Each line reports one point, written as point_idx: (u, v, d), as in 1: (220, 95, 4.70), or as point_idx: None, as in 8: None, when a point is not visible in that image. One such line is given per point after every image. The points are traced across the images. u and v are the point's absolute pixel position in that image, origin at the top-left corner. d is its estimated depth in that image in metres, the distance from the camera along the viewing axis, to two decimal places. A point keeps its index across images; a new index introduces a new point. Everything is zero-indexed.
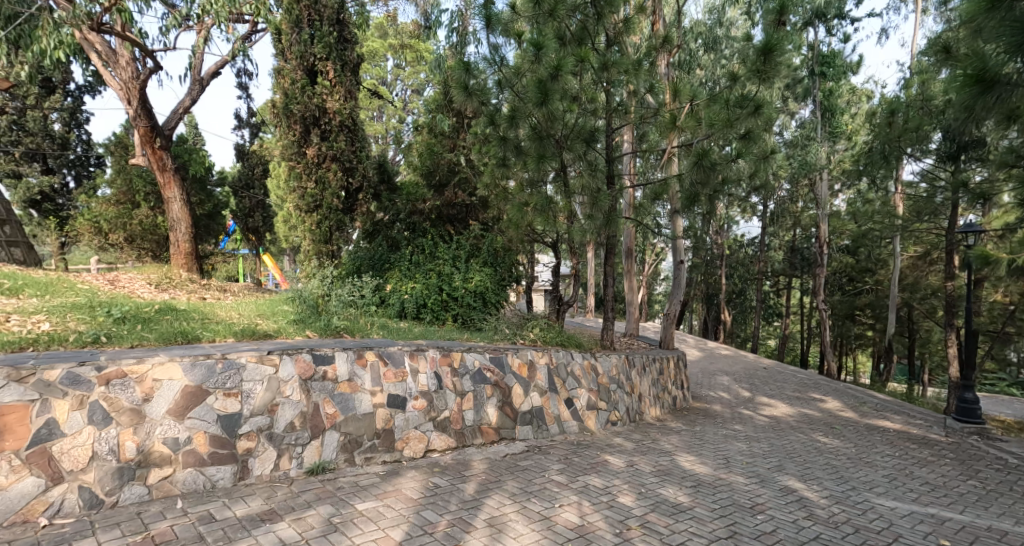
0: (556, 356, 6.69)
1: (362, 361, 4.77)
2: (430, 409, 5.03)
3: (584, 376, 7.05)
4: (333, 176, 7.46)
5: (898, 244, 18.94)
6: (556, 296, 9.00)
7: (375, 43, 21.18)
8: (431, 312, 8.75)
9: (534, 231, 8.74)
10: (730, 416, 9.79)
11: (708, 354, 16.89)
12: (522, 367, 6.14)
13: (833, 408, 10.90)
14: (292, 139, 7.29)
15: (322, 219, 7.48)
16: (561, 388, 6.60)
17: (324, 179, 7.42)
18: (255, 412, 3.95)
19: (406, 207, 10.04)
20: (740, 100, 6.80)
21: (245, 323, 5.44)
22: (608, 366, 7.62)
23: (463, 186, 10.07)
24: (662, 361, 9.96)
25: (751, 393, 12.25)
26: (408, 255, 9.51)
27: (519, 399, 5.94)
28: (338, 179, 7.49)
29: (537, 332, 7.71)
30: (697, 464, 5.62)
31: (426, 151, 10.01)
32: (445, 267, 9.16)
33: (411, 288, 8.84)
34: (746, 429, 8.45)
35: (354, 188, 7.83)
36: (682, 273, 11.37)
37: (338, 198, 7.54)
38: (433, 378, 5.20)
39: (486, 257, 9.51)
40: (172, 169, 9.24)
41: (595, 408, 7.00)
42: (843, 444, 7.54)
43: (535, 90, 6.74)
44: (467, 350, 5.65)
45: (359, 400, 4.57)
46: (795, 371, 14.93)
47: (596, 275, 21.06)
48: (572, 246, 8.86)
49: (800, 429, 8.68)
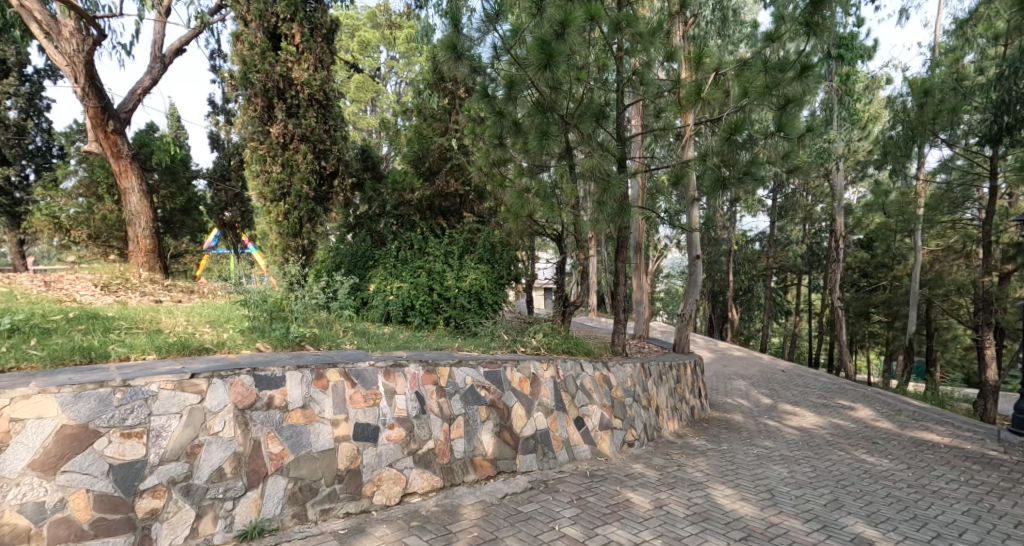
0: (563, 368, 5.73)
1: (322, 382, 3.76)
2: (409, 440, 4.05)
3: (595, 390, 6.07)
4: (303, 159, 6.44)
5: (919, 238, 17.99)
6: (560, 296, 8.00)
7: (367, 33, 20.27)
8: (420, 315, 7.83)
9: (536, 222, 7.74)
10: (755, 428, 8.81)
11: (720, 354, 15.93)
12: (523, 382, 5.17)
13: (866, 417, 9.98)
14: (254, 116, 6.31)
15: (290, 209, 6.47)
16: (570, 405, 5.61)
17: (291, 163, 6.41)
18: (167, 458, 2.95)
19: (393, 198, 9.02)
20: (781, 62, 5.89)
21: (183, 333, 4.41)
22: (621, 377, 6.63)
23: (455, 173, 9.09)
24: (679, 367, 9.00)
25: (773, 399, 11.31)
26: (394, 251, 8.52)
27: (521, 421, 4.95)
28: (308, 162, 6.48)
29: (540, 338, 6.72)
30: (738, 502, 4.64)
31: (415, 135, 9.07)
32: (435, 264, 8.21)
33: (398, 288, 7.92)
34: (779, 446, 7.48)
35: (328, 175, 6.84)
36: (698, 270, 10.36)
37: (309, 185, 6.53)
38: (415, 401, 4.22)
39: (483, 253, 8.55)
40: (128, 156, 8.19)
41: (610, 427, 6.01)
42: (896, 468, 6.58)
43: (537, 52, 5.67)
44: (457, 364, 4.68)
45: (316, 433, 3.56)
46: (815, 373, 13.96)
47: (599, 273, 20.07)
48: (580, 240, 7.86)
49: (839, 446, 7.70)
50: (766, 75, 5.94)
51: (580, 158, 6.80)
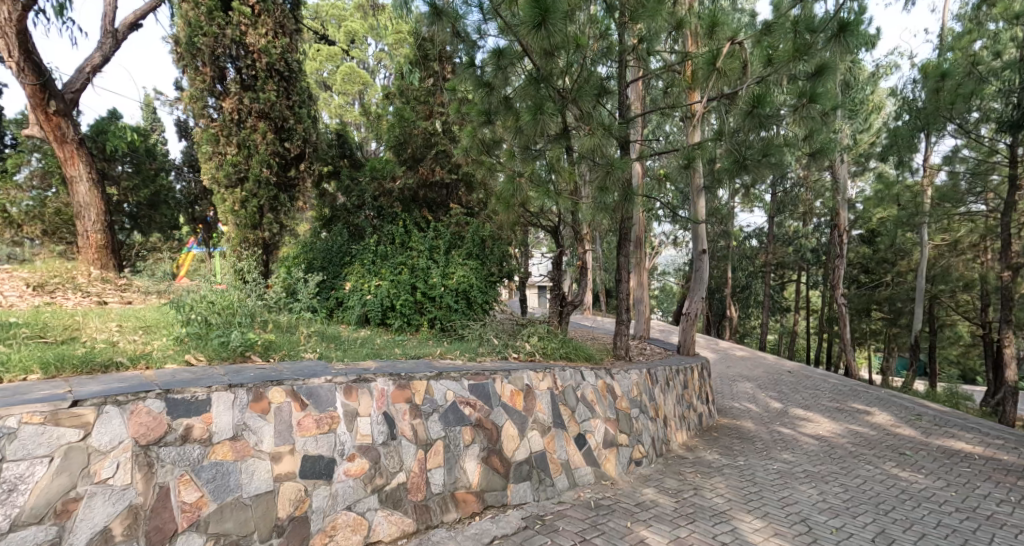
0: (561, 377, 5.00)
1: (262, 405, 2.98)
2: (374, 474, 3.28)
3: (598, 402, 5.33)
4: (261, 137, 5.72)
5: (925, 232, 17.42)
6: (557, 295, 7.27)
7: (354, 24, 19.47)
8: (400, 316, 7.10)
9: (529, 213, 7.00)
10: (769, 438, 8.12)
11: (722, 354, 15.27)
12: (515, 396, 4.42)
13: (885, 424, 9.31)
14: (204, 89, 5.59)
15: (248, 197, 5.71)
16: (570, 421, 4.88)
17: (250, 143, 5.68)
18: (25, 521, 2.24)
19: (373, 187, 8.22)
20: (812, 23, 5.13)
21: (100, 343, 3.62)
22: (626, 386, 5.90)
23: (441, 160, 8.29)
24: (686, 372, 8.30)
25: (783, 404, 10.64)
26: (372, 246, 7.73)
27: (513, 443, 4.20)
28: (267, 143, 5.76)
29: (534, 342, 5.97)
30: (772, 541, 3.92)
31: (396, 118, 8.28)
32: (419, 260, 7.46)
33: (376, 287, 7.16)
34: (799, 460, 6.77)
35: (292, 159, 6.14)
36: (704, 266, 9.62)
37: (269, 168, 5.79)
38: (383, 425, 3.44)
39: (471, 248, 7.79)
40: (74, 141, 7.36)
41: (615, 445, 5.28)
42: (934, 486, 5.89)
43: (529, 8, 4.88)
44: (437, 378, 3.91)
45: (248, 473, 2.80)
46: (824, 374, 13.32)
47: (596, 270, 19.34)
48: (579, 232, 7.11)
49: (864, 459, 7.01)
50: (795, 39, 5.18)
51: (578, 136, 6.03)
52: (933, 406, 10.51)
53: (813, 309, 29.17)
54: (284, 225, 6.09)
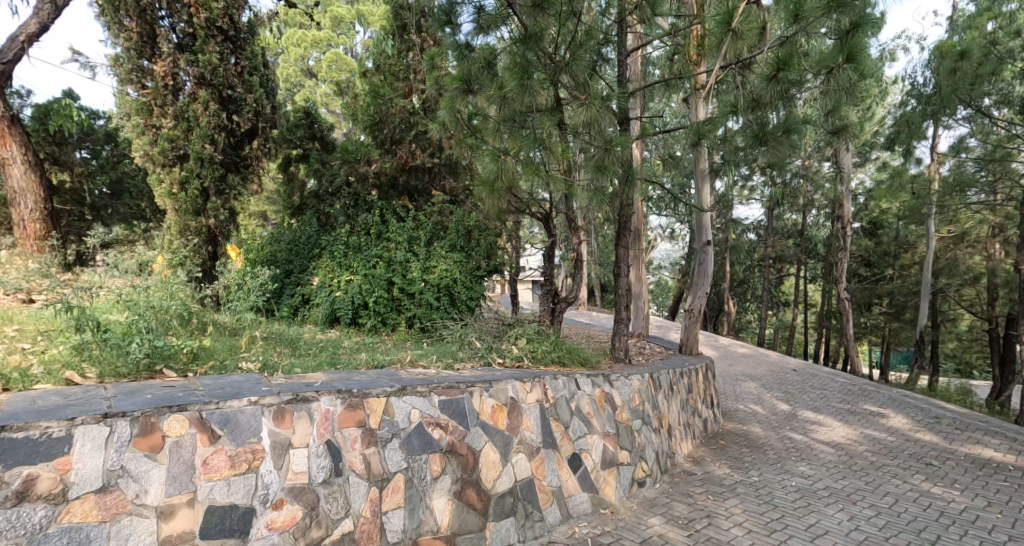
0: (552, 387, 4.31)
1: (152, 441, 2.30)
2: (308, 526, 2.60)
3: (595, 414, 4.64)
4: (201, 106, 5.31)
5: (930, 224, 16.86)
6: (549, 291, 6.47)
7: (340, 7, 18.55)
8: (374, 315, 6.42)
9: (517, 199, 6.26)
10: (781, 447, 7.47)
11: (722, 351, 14.60)
12: (498, 412, 3.71)
13: (902, 428, 8.68)
14: (128, 46, 5.15)
15: (189, 177, 5.32)
16: (563, 438, 4.20)
17: (190, 114, 5.27)
18: None
19: (345, 169, 7.36)
20: None
21: None
22: (628, 395, 5.21)
23: (419, 142, 7.52)
24: (690, 374, 7.61)
25: (791, 406, 10.00)
26: (344, 236, 6.97)
27: (493, 471, 3.51)
28: (209, 114, 5.36)
29: (522, 345, 5.25)
30: None
31: (370, 94, 7.47)
32: (396, 252, 6.78)
33: (347, 284, 6.45)
34: (818, 474, 6.12)
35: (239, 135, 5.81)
36: (709, 258, 8.89)
37: (213, 145, 5.38)
38: (326, 458, 2.74)
39: (455, 239, 7.10)
40: (5, 118, 6.52)
41: (615, 464, 4.61)
42: (975, 506, 5.25)
43: None
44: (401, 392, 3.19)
45: (117, 536, 2.17)
46: (830, 372, 12.69)
47: (591, 264, 18.64)
48: (574, 221, 6.38)
49: (889, 471, 6.37)
50: None
51: (571, 109, 5.26)
52: (950, 407, 9.90)
53: (812, 303, 28.59)
54: (235, 211, 5.70)
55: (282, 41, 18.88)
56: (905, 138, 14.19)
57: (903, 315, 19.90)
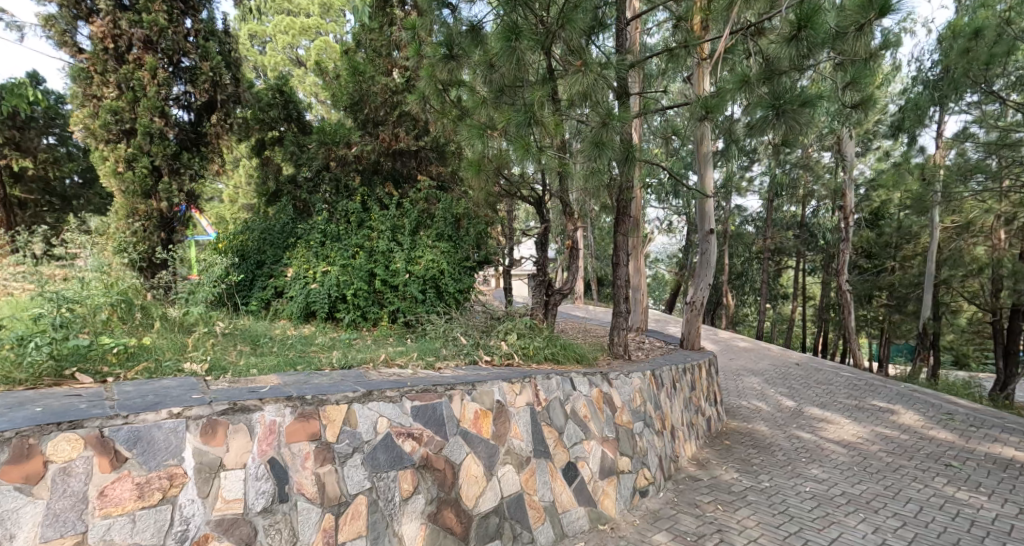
0: (544, 388, 3.86)
1: (29, 469, 1.89)
2: None
3: (592, 418, 4.21)
4: (146, 75, 5.19)
5: (933, 214, 16.48)
6: (541, 282, 5.95)
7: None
8: (352, 309, 5.96)
9: (506, 182, 5.79)
10: (789, 447, 7.05)
11: (723, 346, 14.17)
12: (482, 418, 3.25)
13: (915, 425, 8.26)
14: (66, 5, 5.08)
15: (137, 154, 5.20)
16: (556, 445, 3.76)
17: (135, 83, 5.15)
18: None
19: (322, 152, 6.84)
20: None
21: None
22: (628, 395, 4.76)
23: (403, 123, 7.03)
24: (693, 371, 7.18)
25: (796, 402, 9.58)
26: (321, 223, 6.46)
27: (477, 488, 3.06)
28: (156, 84, 5.24)
29: (512, 341, 4.78)
30: None
31: (349, 70, 6.95)
32: (379, 241, 6.33)
33: (323, 276, 5.96)
34: (833, 478, 5.69)
35: (195, 107, 5.66)
36: (712, 247, 8.45)
37: (161, 117, 5.26)
38: (267, 481, 2.30)
39: (442, 228, 6.64)
40: None
41: (615, 472, 4.18)
42: (1007, 514, 4.83)
43: None
44: (366, 397, 2.73)
45: None
46: (834, 367, 12.28)
47: (587, 256, 18.17)
48: (569, 206, 5.89)
49: (907, 473, 5.95)
50: None
51: (564, 80, 4.77)
52: (962, 402, 9.50)
53: (810, 296, 28.21)
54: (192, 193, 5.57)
55: (270, 29, 18.27)
56: (911, 123, 13.72)
57: (904, 307, 19.55)
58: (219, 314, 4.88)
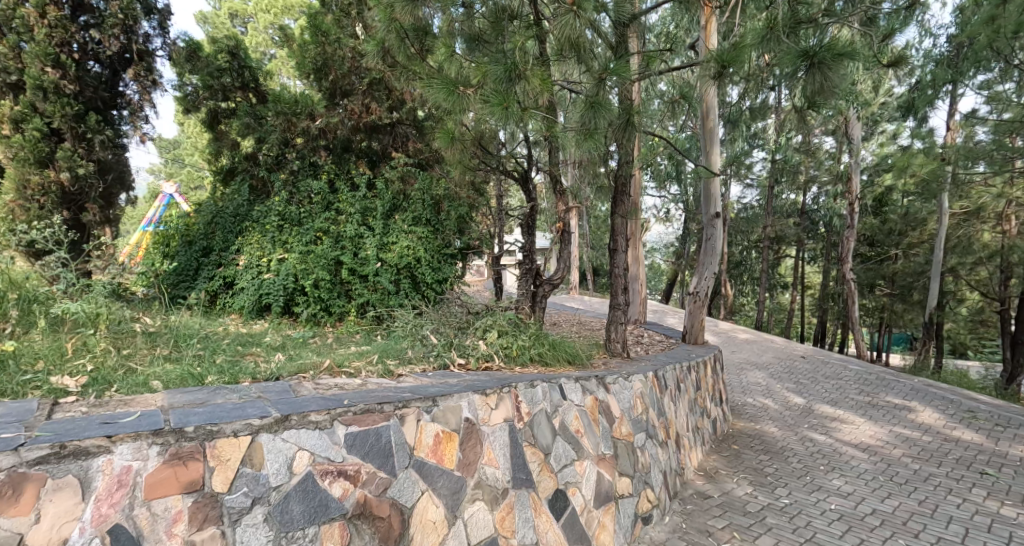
0: (525, 399, 3.17)
1: None
2: None
3: (586, 433, 3.53)
4: (32, 14, 4.86)
5: (942, 198, 15.76)
6: (529, 272, 5.22)
7: None
8: (313, 301, 5.28)
9: (486, 156, 5.05)
10: (803, 452, 6.41)
11: (724, 338, 13.49)
12: (445, 441, 2.58)
13: (937, 425, 7.64)
14: None
15: (26, 115, 4.92)
16: (541, 471, 3.07)
17: (20, 23, 4.84)
18: None
19: (279, 124, 6.03)
20: None
21: None
22: (628, 402, 4.08)
23: (376, 93, 6.31)
24: (698, 369, 6.50)
25: (805, 399, 8.94)
26: (279, 203, 5.68)
27: (434, 535, 2.39)
28: (48, 32, 4.92)
29: (491, 340, 4.07)
30: None
31: (310, 31, 6.16)
32: (346, 226, 5.66)
33: (278, 264, 5.23)
34: (859, 492, 5.03)
35: (106, 60, 5.37)
36: (719, 232, 7.76)
37: (55, 68, 4.93)
38: None
39: (420, 211, 5.97)
40: None
41: (612, 498, 3.51)
42: None
43: None
44: (283, 423, 2.06)
45: None
46: (842, 360, 11.65)
47: (583, 244, 17.42)
48: (559, 182, 5.15)
49: (940, 485, 5.29)
50: None
51: (550, 24, 3.99)
52: (981, 398, 8.90)
53: (810, 286, 27.56)
54: (106, 165, 5.37)
55: (250, 7, 17.29)
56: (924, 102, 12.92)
57: (910, 296, 18.83)
58: (133, 308, 4.07)
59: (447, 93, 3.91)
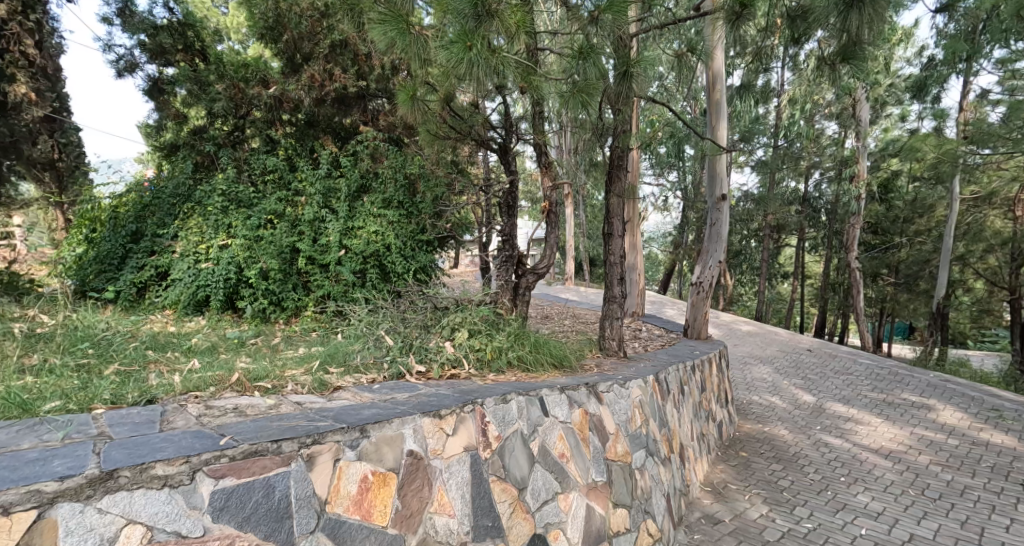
0: (491, 420, 2.48)
1: None
2: None
3: (572, 457, 2.86)
4: None
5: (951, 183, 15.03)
6: (509, 259, 4.43)
7: None
8: (261, 294, 4.61)
9: (457, 124, 4.36)
10: (819, 458, 5.77)
11: (726, 330, 12.83)
12: (376, 485, 1.92)
13: (962, 426, 7.00)
14: None
15: None
16: (510, 513, 2.39)
17: None
18: None
19: (227, 91, 5.29)
20: None
21: None
22: (624, 414, 3.40)
23: (339, 58, 5.60)
24: (703, 367, 5.84)
25: (815, 397, 8.30)
26: (225, 180, 4.96)
27: None
28: None
29: (459, 340, 3.38)
30: None
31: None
32: (305, 210, 4.97)
33: (219, 252, 4.54)
34: (890, 510, 4.38)
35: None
36: (725, 217, 7.08)
37: None
38: None
39: (391, 192, 5.27)
40: None
41: (603, 538, 2.84)
42: None
43: None
44: (103, 485, 1.43)
45: None
46: (851, 353, 11.02)
47: (578, 234, 16.70)
48: (544, 153, 4.46)
49: (981, 500, 4.66)
50: None
51: None
52: (1003, 396, 8.28)
53: (810, 275, 26.91)
54: None
55: None
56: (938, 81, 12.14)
57: (915, 286, 18.21)
58: (19, 307, 3.38)
59: (399, 34, 3.20)
